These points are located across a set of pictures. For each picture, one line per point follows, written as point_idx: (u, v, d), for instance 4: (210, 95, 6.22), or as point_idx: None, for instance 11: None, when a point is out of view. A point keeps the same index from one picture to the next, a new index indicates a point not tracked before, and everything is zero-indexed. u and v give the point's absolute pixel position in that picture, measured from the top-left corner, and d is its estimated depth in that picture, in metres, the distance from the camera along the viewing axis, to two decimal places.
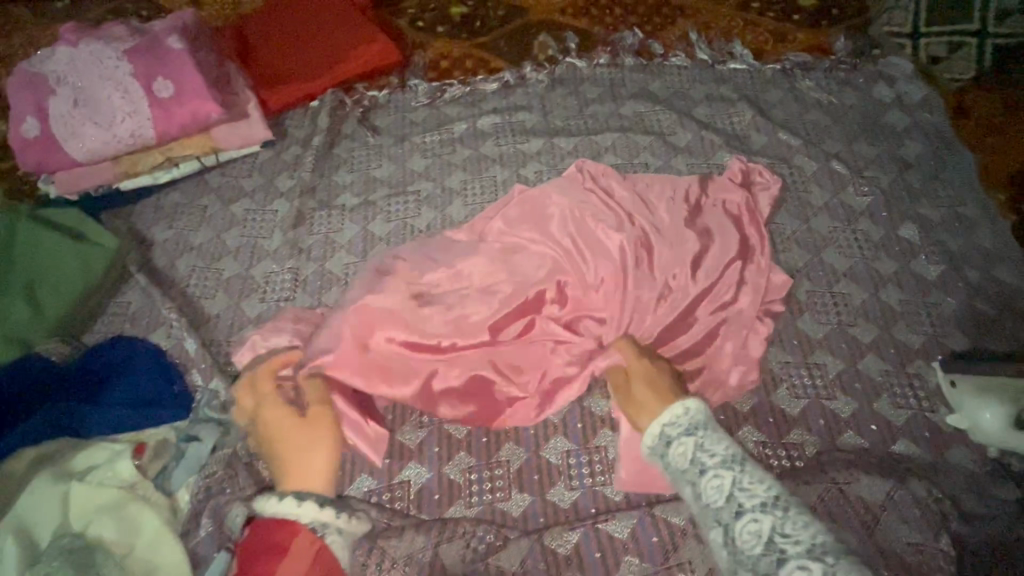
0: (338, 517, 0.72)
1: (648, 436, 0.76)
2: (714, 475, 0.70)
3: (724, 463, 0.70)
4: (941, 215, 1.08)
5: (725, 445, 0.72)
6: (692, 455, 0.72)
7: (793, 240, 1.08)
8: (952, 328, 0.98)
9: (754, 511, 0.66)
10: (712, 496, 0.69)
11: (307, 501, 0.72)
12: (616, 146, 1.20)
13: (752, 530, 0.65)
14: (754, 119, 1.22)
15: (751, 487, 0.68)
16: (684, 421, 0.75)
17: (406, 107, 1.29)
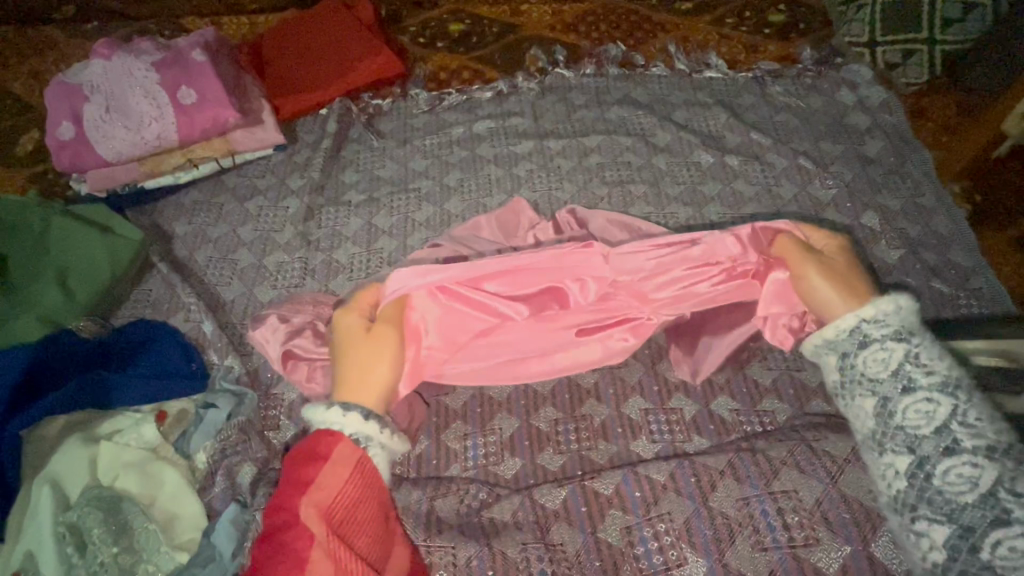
0: (381, 432, 0.75)
1: (839, 327, 0.74)
2: (925, 398, 0.68)
3: (940, 388, 0.68)
4: (900, 205, 1.18)
5: (944, 367, 0.70)
6: (899, 367, 0.70)
7: None
8: (913, 305, 1.06)
9: (973, 454, 0.64)
10: (914, 418, 0.68)
11: (352, 413, 0.74)
12: (601, 147, 1.30)
13: (964, 474, 0.64)
14: (728, 122, 1.32)
15: (975, 425, 0.66)
16: (893, 325, 0.73)
17: (408, 114, 1.39)
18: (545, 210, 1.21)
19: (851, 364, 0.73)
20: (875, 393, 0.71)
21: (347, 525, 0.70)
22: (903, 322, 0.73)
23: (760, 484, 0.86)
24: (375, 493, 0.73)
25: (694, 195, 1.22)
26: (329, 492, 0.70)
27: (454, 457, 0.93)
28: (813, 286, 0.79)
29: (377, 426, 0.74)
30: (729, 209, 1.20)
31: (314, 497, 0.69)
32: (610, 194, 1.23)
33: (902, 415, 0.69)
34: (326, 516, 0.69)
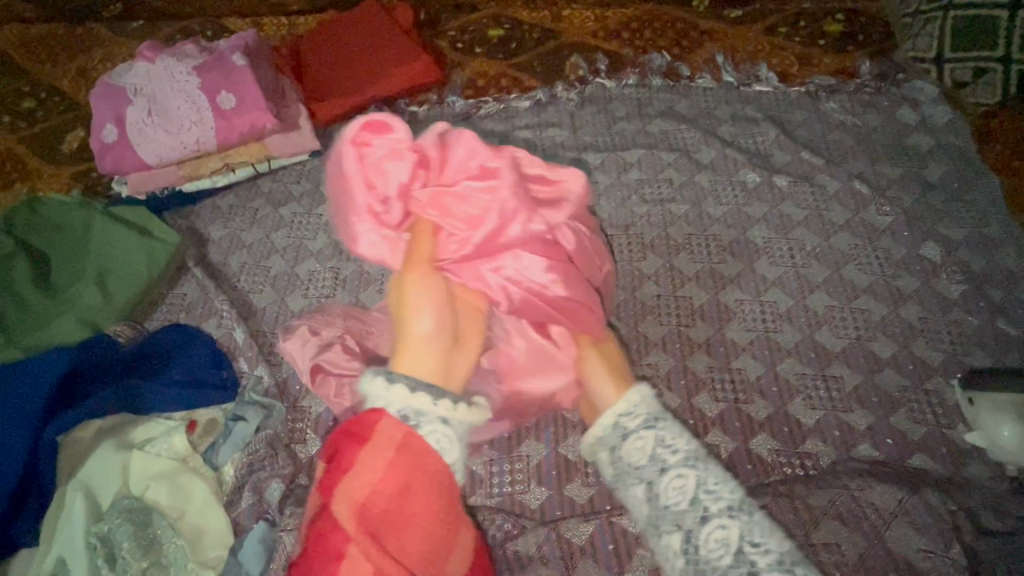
0: (433, 404, 0.68)
1: (602, 428, 0.80)
2: (676, 476, 0.75)
3: (687, 462, 0.76)
4: (962, 235, 1.10)
5: (686, 443, 0.77)
6: (654, 451, 0.77)
7: (813, 256, 1.11)
8: (973, 347, 0.99)
9: (719, 517, 0.72)
10: (675, 496, 0.74)
11: (397, 385, 0.68)
12: (641, 162, 1.25)
13: (718, 538, 0.71)
14: (778, 139, 1.26)
15: (716, 488, 0.74)
16: (642, 414, 0.80)
17: (444, 121, 1.37)
18: None
19: (620, 456, 0.79)
20: (640, 479, 0.77)
21: (385, 520, 0.64)
22: (650, 409, 0.80)
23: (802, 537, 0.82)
24: (425, 471, 0.66)
25: (738, 217, 1.17)
26: (368, 479, 0.65)
27: (479, 484, 0.91)
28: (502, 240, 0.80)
29: (425, 397, 0.68)
30: (776, 233, 1.14)
31: (354, 483, 0.65)
32: (649, 212, 1.19)
33: (661, 488, 0.75)
34: (361, 508, 0.64)
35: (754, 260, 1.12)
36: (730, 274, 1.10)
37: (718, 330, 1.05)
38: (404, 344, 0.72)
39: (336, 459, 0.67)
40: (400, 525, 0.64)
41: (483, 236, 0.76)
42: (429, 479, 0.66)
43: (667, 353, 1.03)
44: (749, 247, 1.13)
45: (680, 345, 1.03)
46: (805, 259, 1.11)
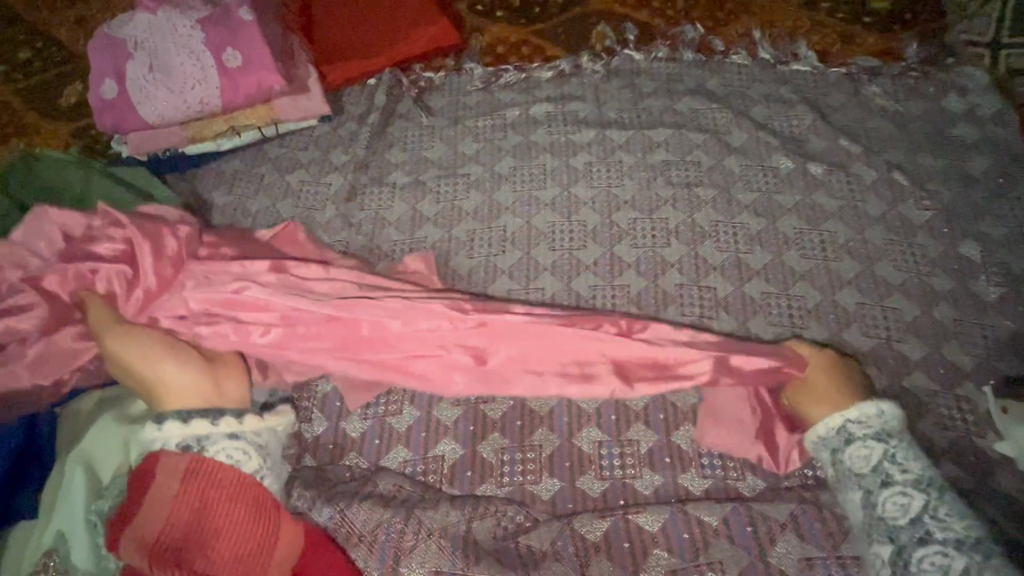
0: (211, 426, 0.81)
1: (826, 426, 0.80)
2: (899, 491, 0.74)
3: (917, 484, 0.74)
4: (1004, 234, 1.05)
5: (920, 466, 0.76)
6: (880, 463, 0.76)
7: (845, 250, 1.06)
8: (1008, 353, 0.95)
9: (945, 546, 0.70)
10: (893, 510, 0.73)
11: (222, 419, 0.81)
12: (669, 143, 1.19)
13: (936, 563, 0.69)
14: (814, 123, 1.19)
15: (946, 519, 0.71)
16: (876, 427, 0.78)
17: (461, 90, 1.30)
18: (601, 210, 1.13)
19: (840, 459, 0.78)
20: (859, 485, 0.76)
21: (185, 544, 0.74)
22: (885, 424, 0.79)
23: (824, 545, 0.79)
24: (217, 487, 0.77)
25: (768, 206, 1.11)
26: (163, 506, 0.75)
27: (490, 472, 0.89)
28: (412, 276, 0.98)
29: (203, 423, 0.80)
30: (807, 224, 1.09)
31: (142, 523, 0.74)
32: (675, 196, 1.13)
33: (883, 497, 0.74)
34: (159, 540, 0.73)
35: (782, 252, 1.07)
36: (757, 265, 1.06)
37: (742, 323, 1.01)
38: (164, 390, 0.85)
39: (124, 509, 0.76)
40: (207, 543, 0.74)
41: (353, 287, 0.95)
42: (224, 491, 0.77)
43: None
44: (778, 238, 1.08)
45: None
46: (836, 253, 1.06)
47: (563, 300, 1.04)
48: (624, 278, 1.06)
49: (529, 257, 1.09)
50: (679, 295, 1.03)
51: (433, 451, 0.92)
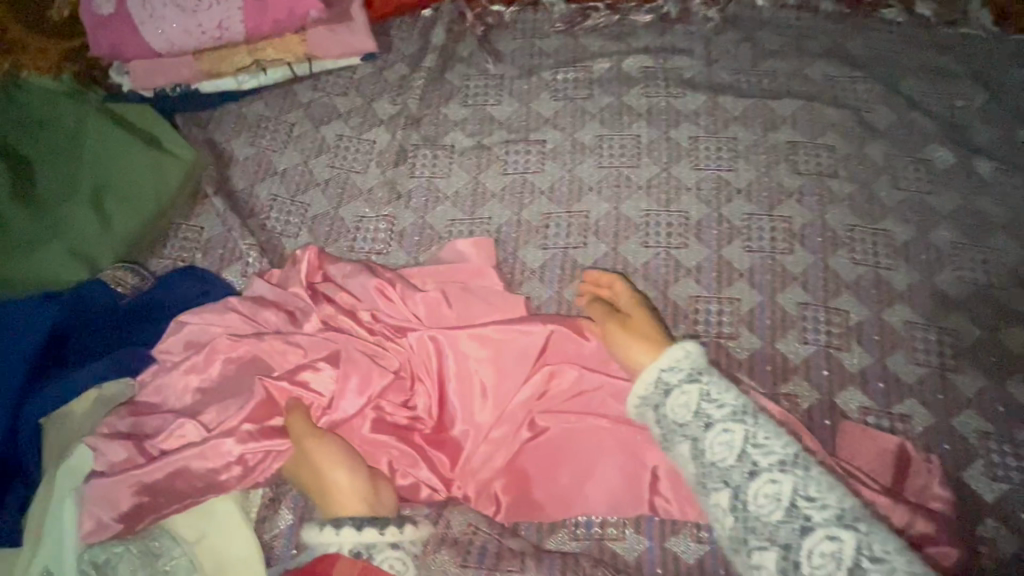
0: (381, 534, 0.61)
1: (643, 382, 0.67)
2: (722, 429, 0.61)
3: (782, 465, 0.58)
4: None
5: (735, 397, 0.63)
6: (696, 406, 0.63)
7: (1014, 275, 0.85)
8: None
9: (828, 526, 0.54)
10: (765, 503, 0.56)
11: (346, 527, 0.61)
12: (797, 118, 0.95)
13: (825, 551, 0.53)
14: (982, 107, 0.95)
15: (818, 495, 0.56)
16: (687, 368, 0.65)
17: (537, 31, 1.05)
18: (708, 199, 0.91)
19: (663, 415, 0.65)
20: (683, 437, 0.63)
21: None
22: (698, 364, 0.66)
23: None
24: None
25: (919, 209, 0.89)
26: None
27: (561, 522, 0.73)
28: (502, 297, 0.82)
29: (373, 530, 0.61)
30: (968, 237, 0.87)
31: None
32: (802, 189, 0.91)
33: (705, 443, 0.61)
34: None
35: (934, 271, 0.86)
36: (900, 286, 0.85)
37: (877, 359, 0.82)
38: (328, 493, 0.65)
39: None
40: None
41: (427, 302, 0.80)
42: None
43: (809, 383, 0.81)
44: (930, 253, 0.87)
45: (827, 374, 0.81)
46: (1003, 279, 0.85)
47: (657, 312, 0.85)
48: (734, 290, 0.86)
49: (616, 253, 0.88)
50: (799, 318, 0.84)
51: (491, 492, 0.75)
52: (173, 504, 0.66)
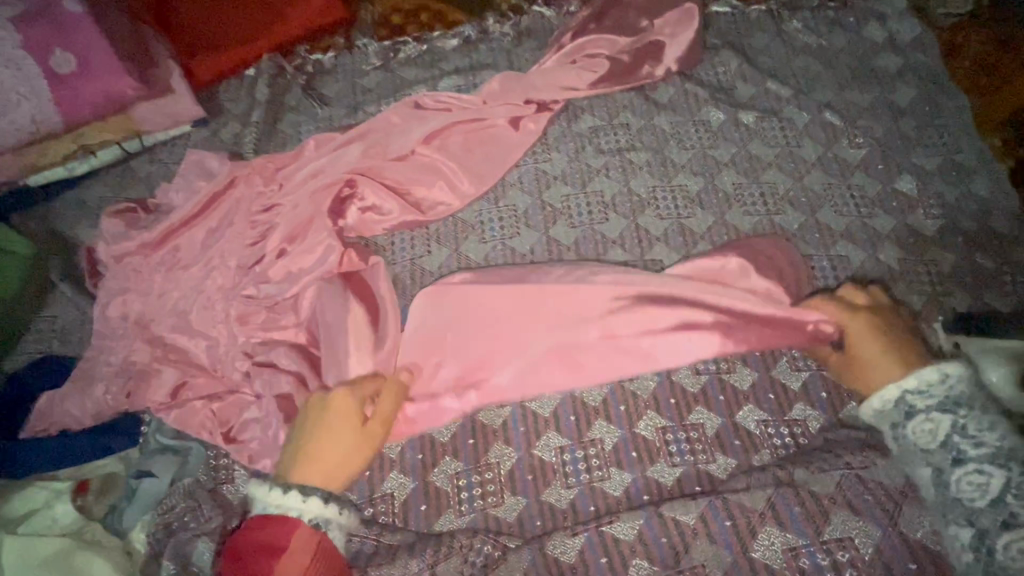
0: (341, 513, 0.71)
1: (883, 399, 0.71)
2: (972, 468, 0.65)
3: (993, 459, 0.64)
4: (936, 163, 1.04)
5: (995, 436, 0.66)
6: (946, 437, 0.67)
7: (787, 200, 1.01)
8: (952, 286, 0.94)
9: (980, 463, 0.65)
10: (970, 490, 0.64)
11: (312, 497, 0.70)
12: (594, 106, 1.10)
13: (973, 482, 0.64)
14: (741, 68, 1.12)
15: (976, 435, 0.66)
16: (940, 395, 0.69)
17: (356, 71, 1.14)
18: (530, 190, 1.03)
19: (902, 436, 0.70)
20: (928, 463, 0.68)
21: None
22: (954, 391, 0.69)
23: (808, 531, 0.68)
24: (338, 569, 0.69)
25: (704, 163, 1.05)
26: None
27: (447, 503, 0.81)
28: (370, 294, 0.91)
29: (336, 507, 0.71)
30: (746, 177, 1.03)
31: None
32: (607, 165, 1.04)
33: (916, 434, 0.69)
34: None
35: (726, 211, 1.01)
36: (701, 229, 0.99)
37: None
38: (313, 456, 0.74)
39: (245, 543, 0.68)
40: None
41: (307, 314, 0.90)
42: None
43: None
44: (719, 196, 1.02)
45: None
46: (778, 205, 1.01)
47: None
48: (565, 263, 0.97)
49: (459, 253, 0.98)
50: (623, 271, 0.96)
51: (381, 490, 0.83)
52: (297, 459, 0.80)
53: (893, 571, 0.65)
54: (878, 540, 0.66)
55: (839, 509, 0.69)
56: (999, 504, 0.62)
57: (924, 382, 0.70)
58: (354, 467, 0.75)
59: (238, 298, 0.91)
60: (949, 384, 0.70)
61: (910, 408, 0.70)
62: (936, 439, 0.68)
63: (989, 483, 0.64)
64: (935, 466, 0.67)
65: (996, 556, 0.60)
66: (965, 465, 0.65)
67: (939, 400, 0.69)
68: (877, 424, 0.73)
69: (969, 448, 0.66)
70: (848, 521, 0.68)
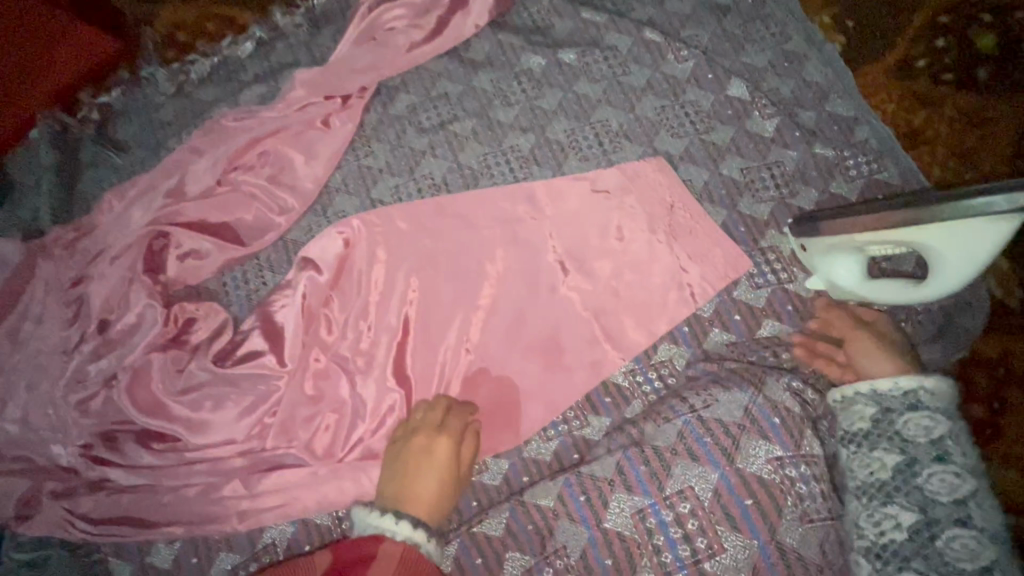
0: (429, 540, 0.67)
1: (893, 385, 0.68)
2: (927, 417, 0.65)
3: (967, 475, 0.62)
4: (767, 58, 0.99)
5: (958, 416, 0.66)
6: (918, 402, 0.66)
7: (622, 135, 0.96)
8: (799, 185, 0.91)
9: (958, 467, 0.62)
10: (938, 486, 0.61)
11: (403, 518, 0.67)
12: (408, 83, 1.02)
13: (942, 483, 0.62)
14: (553, 3, 1.05)
15: (961, 455, 0.63)
16: (944, 406, 0.66)
17: (149, 105, 1.05)
18: (357, 190, 0.96)
19: (880, 390, 0.69)
20: (896, 452, 0.65)
21: None
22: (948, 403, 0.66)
23: (653, 490, 0.72)
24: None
25: (532, 116, 0.98)
26: None
27: (330, 536, 0.81)
28: (208, 347, 0.86)
29: (425, 532, 0.67)
30: (577, 121, 0.98)
31: None
32: (432, 144, 0.98)
33: (901, 423, 0.66)
34: None
35: (562, 162, 0.95)
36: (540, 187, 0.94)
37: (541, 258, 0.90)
38: (408, 491, 0.72)
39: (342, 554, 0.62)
40: None
41: (137, 380, 0.83)
42: None
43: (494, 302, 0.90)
44: (553, 148, 0.96)
45: None
46: (614, 142, 0.96)
47: None
48: None
49: None
50: (469, 244, 0.90)
51: (263, 540, 0.81)
52: (171, 524, 0.79)
53: (730, 508, 0.71)
54: (715, 483, 0.72)
55: (680, 460, 0.73)
56: (983, 565, 0.56)
57: (941, 387, 0.67)
58: (449, 493, 0.74)
59: (67, 386, 0.85)
60: (939, 397, 0.67)
61: (913, 400, 0.67)
62: (903, 391, 0.67)
63: (937, 449, 0.64)
64: (902, 450, 0.65)
65: (935, 543, 0.59)
66: (934, 468, 0.62)
67: (935, 401, 0.66)
68: (860, 406, 0.69)
69: (953, 455, 0.63)
70: (689, 470, 0.73)
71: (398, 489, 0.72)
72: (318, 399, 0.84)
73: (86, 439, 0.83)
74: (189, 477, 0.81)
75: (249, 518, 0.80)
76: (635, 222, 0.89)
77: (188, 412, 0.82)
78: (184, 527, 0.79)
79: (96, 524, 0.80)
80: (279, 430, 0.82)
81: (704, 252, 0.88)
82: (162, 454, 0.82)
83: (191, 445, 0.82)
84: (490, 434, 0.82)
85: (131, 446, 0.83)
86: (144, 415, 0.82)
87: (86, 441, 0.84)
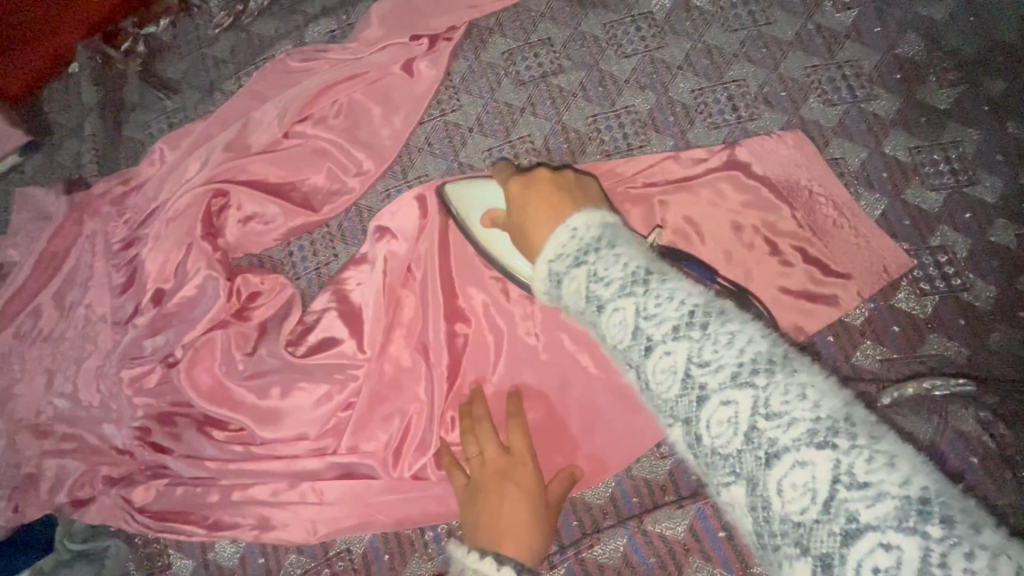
0: None
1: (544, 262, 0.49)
2: (663, 351, 0.40)
3: (811, 440, 0.34)
4: (949, 9, 0.80)
5: (629, 263, 0.44)
6: (588, 290, 0.45)
7: (762, 99, 0.80)
8: (981, 172, 0.75)
9: (809, 449, 0.34)
10: (793, 496, 0.34)
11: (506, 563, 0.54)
12: (504, 24, 0.86)
13: (723, 419, 0.37)
14: None
15: (779, 413, 0.35)
16: (586, 240, 0.47)
17: (202, 39, 0.91)
18: (443, 151, 0.82)
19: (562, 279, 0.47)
20: (680, 426, 0.39)
21: None
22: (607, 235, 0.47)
23: None
24: None
25: (653, 71, 0.82)
26: None
27: (411, 548, 0.72)
28: (277, 327, 0.75)
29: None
30: (708, 79, 0.81)
31: None
32: (532, 100, 0.83)
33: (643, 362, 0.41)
34: None
35: (687, 129, 0.80)
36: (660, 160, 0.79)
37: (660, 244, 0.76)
38: (495, 528, 0.59)
39: None
40: None
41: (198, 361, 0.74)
42: None
43: None
44: (677, 112, 0.81)
45: None
46: (752, 108, 0.80)
47: None
48: None
49: None
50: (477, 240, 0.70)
51: (336, 547, 0.73)
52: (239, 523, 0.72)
53: None
54: None
55: None
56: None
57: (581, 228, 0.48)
58: (542, 521, 0.62)
59: (120, 362, 0.75)
60: (584, 234, 0.48)
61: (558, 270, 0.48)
62: (582, 292, 0.45)
63: (760, 443, 0.35)
64: (682, 419, 0.39)
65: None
66: (777, 463, 0.34)
67: (589, 240, 0.47)
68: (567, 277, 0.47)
69: (708, 380, 0.38)
70: None
71: (484, 529, 0.60)
72: (400, 394, 0.74)
73: (142, 423, 0.75)
74: (257, 473, 0.72)
75: (323, 525, 0.71)
76: (779, 206, 0.75)
77: (256, 400, 0.73)
78: (254, 529, 0.71)
79: (155, 516, 0.73)
80: (357, 427, 0.73)
81: (860, 248, 0.73)
82: (228, 445, 0.73)
83: (260, 437, 0.73)
84: (604, 450, 0.71)
85: (193, 433, 0.74)
86: (206, 401, 0.73)
87: (141, 425, 0.75)
